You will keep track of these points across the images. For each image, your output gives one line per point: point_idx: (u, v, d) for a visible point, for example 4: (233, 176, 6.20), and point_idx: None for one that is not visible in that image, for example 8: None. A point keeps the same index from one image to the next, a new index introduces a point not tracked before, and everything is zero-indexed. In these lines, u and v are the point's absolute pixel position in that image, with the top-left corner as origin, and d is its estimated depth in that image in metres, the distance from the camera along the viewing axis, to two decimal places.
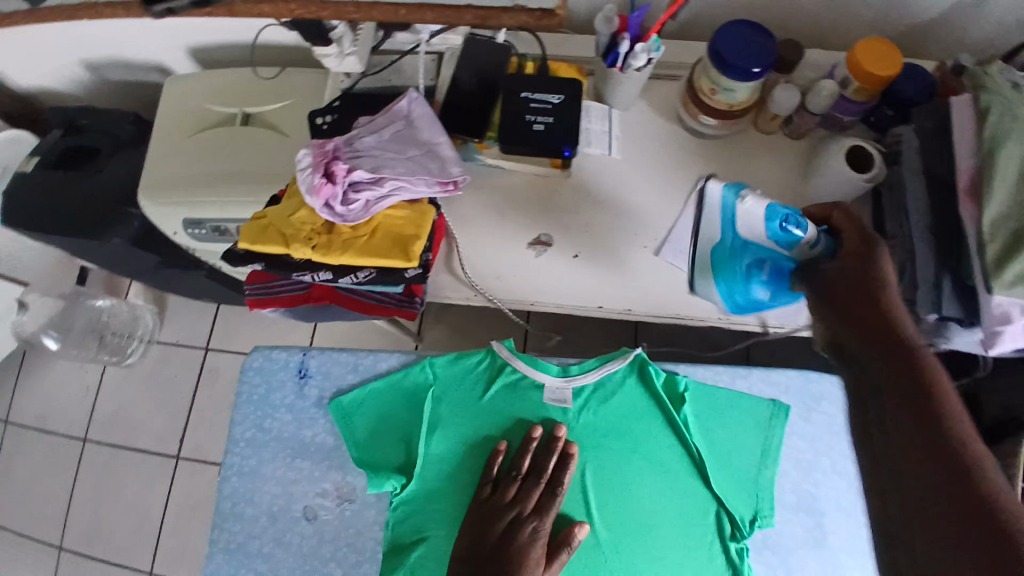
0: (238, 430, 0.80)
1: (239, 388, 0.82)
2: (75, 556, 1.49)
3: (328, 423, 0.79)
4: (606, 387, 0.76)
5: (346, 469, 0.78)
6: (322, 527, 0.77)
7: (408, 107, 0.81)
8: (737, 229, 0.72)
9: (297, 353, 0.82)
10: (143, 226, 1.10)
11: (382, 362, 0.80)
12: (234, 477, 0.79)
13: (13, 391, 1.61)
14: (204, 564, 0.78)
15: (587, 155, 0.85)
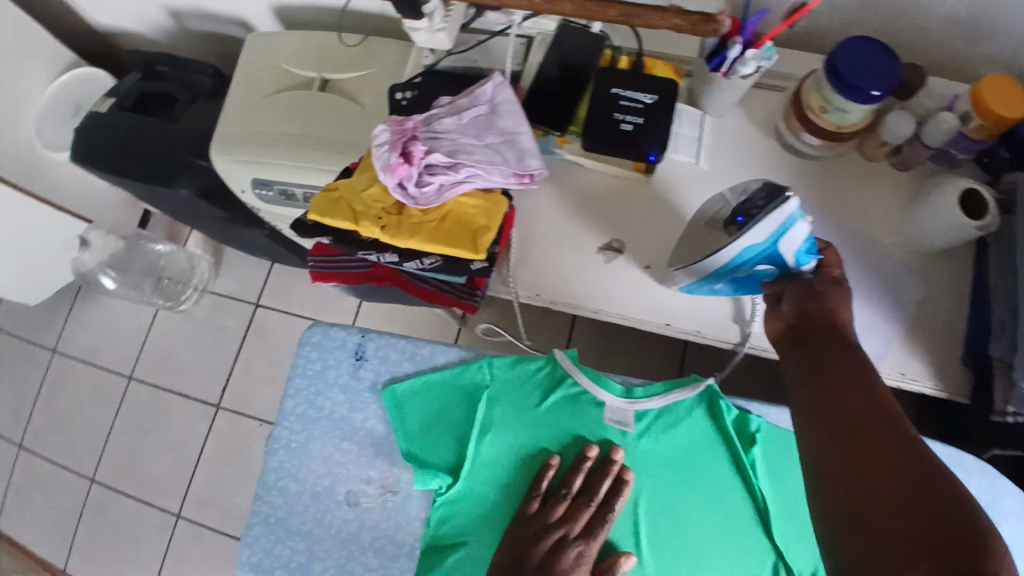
0: (290, 404, 0.80)
1: (295, 361, 0.82)
2: (111, 486, 1.56)
3: (380, 410, 0.79)
4: (671, 415, 0.73)
5: (393, 460, 0.78)
6: (363, 514, 0.78)
7: (492, 92, 0.78)
8: (775, 240, 0.60)
9: (355, 334, 0.81)
10: (211, 180, 1.10)
11: (440, 355, 0.79)
12: (280, 451, 0.80)
13: (66, 321, 1.67)
14: (244, 532, 0.80)
15: (673, 161, 0.81)
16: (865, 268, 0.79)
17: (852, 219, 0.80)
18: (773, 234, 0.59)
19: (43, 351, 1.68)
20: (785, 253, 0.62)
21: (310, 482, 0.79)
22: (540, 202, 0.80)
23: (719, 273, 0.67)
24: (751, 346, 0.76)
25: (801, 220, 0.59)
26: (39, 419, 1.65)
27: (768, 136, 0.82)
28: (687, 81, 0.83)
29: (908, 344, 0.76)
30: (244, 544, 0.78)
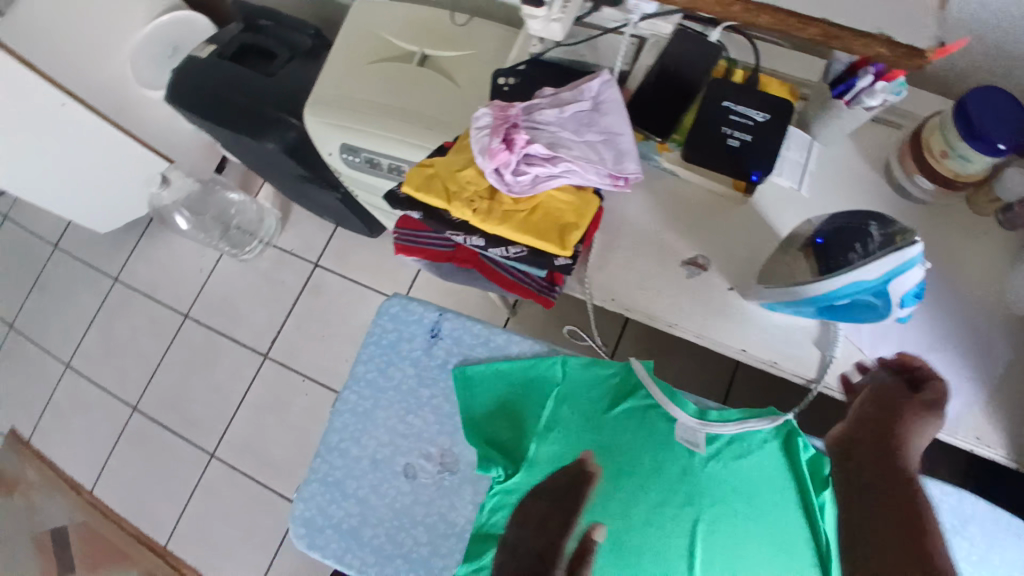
0: (361, 369, 0.86)
1: (371, 330, 0.88)
2: (154, 417, 1.62)
3: (449, 387, 0.84)
4: (744, 443, 0.72)
5: (456, 440, 0.82)
6: (419, 488, 0.82)
7: (597, 89, 0.77)
8: (888, 278, 0.61)
9: (433, 312, 0.86)
10: (298, 138, 1.12)
11: (513, 346, 0.83)
12: (347, 413, 0.86)
13: (131, 253, 1.74)
14: (300, 486, 0.85)
15: (773, 183, 0.79)
16: (959, 321, 0.75)
17: (951, 268, 0.77)
18: (888, 274, 0.60)
19: (106, 278, 1.76)
20: (894, 293, 0.62)
21: (372, 449, 0.84)
22: (629, 207, 0.79)
23: (813, 301, 0.67)
24: (827, 385, 0.74)
25: (918, 266, 0.60)
26: (89, 342, 1.74)
27: (875, 173, 0.79)
28: (801, 105, 0.82)
29: (991, 408, 0.73)
30: (301, 497, 0.84)
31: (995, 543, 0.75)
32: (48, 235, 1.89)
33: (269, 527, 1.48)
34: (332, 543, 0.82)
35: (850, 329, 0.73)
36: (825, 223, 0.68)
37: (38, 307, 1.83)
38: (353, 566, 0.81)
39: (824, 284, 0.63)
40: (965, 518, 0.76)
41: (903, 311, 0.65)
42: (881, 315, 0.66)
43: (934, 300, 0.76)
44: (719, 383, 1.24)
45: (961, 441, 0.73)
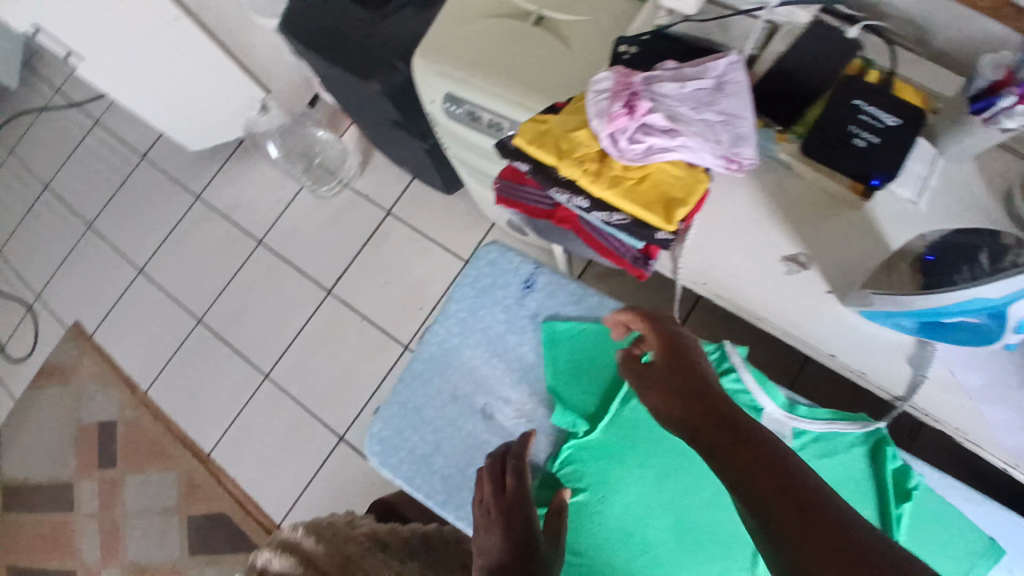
0: (453, 306, 0.90)
1: (468, 271, 0.91)
2: (217, 331, 1.70)
3: (536, 339, 0.87)
4: (831, 443, 0.74)
5: (535, 388, 0.85)
6: (494, 426, 0.86)
7: (723, 69, 0.76)
8: (1011, 300, 0.61)
9: (529, 265, 0.89)
10: (402, 82, 1.13)
11: (604, 309, 0.85)
12: (434, 346, 0.90)
13: (215, 174, 1.81)
14: (380, 406, 0.90)
15: (889, 195, 0.76)
16: None
17: None
18: (1011, 295, 0.60)
19: (189, 194, 1.83)
20: (1011, 317, 0.63)
21: (453, 384, 0.88)
22: (736, 194, 0.78)
23: (923, 314, 0.66)
24: (914, 404, 0.72)
25: None
26: (163, 252, 1.83)
27: (998, 198, 0.76)
28: (931, 117, 0.79)
29: None
30: (381, 416, 0.88)
31: None
32: (138, 145, 1.97)
33: (306, 453, 1.55)
34: (404, 465, 0.87)
35: (945, 350, 0.72)
36: (936, 241, 0.68)
37: (120, 211, 1.93)
38: (419, 490, 0.85)
39: (941, 296, 0.63)
40: None
41: (1014, 337, 0.65)
42: (990, 338, 0.66)
43: None
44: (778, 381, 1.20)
45: None
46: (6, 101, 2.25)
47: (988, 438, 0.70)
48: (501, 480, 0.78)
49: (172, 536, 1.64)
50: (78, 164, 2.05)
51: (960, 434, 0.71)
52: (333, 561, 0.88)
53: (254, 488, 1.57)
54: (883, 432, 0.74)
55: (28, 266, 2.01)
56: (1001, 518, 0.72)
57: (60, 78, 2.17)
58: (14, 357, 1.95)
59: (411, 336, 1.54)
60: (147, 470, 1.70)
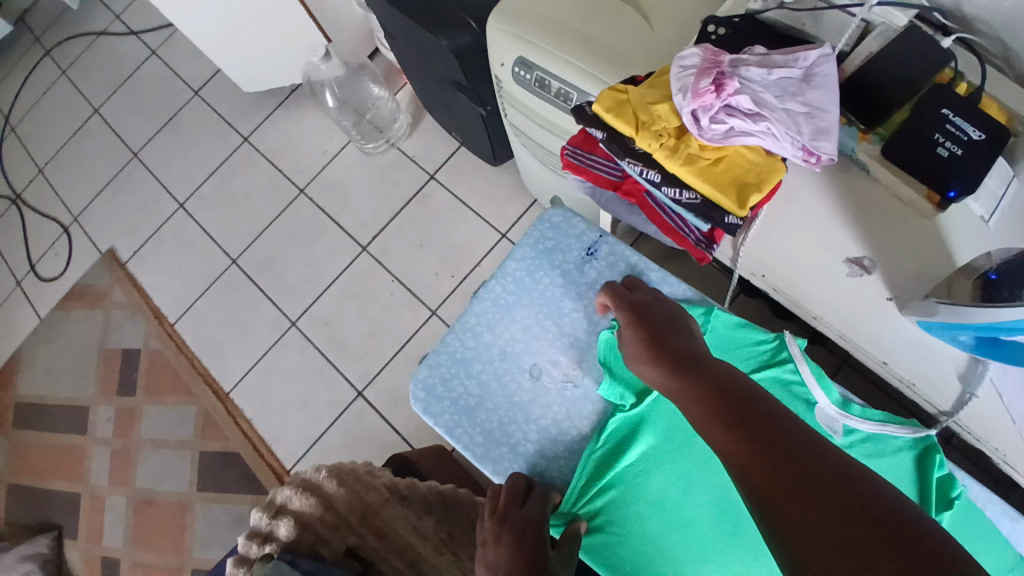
0: (512, 265, 0.89)
1: (531, 231, 0.90)
2: (248, 274, 1.72)
3: (590, 307, 0.86)
4: (879, 445, 0.73)
5: (585, 355, 0.85)
6: (540, 387, 0.84)
7: (813, 60, 0.73)
8: None
9: (594, 232, 0.88)
10: (471, 42, 1.12)
11: (665, 284, 0.84)
12: (489, 301, 0.89)
13: (265, 118, 1.82)
14: (427, 353, 0.89)
15: (963, 209, 0.73)
16: None
17: None
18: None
19: (236, 135, 1.85)
20: None
21: (504, 340, 0.87)
22: (811, 189, 0.77)
23: (979, 328, 0.64)
24: (957, 421, 0.71)
25: None
26: (205, 189, 1.84)
27: None
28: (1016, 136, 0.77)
29: None
30: (427, 362, 0.87)
31: None
32: (191, 81, 1.99)
33: (324, 402, 1.56)
34: (446, 414, 0.85)
35: (997, 371, 0.70)
36: (1003, 262, 0.66)
37: (167, 144, 1.95)
38: (460, 441, 0.84)
39: (995, 311, 0.62)
40: None
41: None
42: None
43: None
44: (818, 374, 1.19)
45: None
46: (65, 24, 2.28)
47: None
48: (521, 492, 0.78)
49: (183, 469, 1.67)
50: (129, 93, 2.06)
51: (999, 456, 0.70)
52: (353, 507, 0.90)
53: (270, 431, 1.60)
54: (934, 439, 0.72)
55: (70, 189, 2.04)
56: None
57: (120, 7, 2.19)
58: (46, 277, 1.98)
59: (441, 301, 1.54)
60: (166, 402, 1.73)
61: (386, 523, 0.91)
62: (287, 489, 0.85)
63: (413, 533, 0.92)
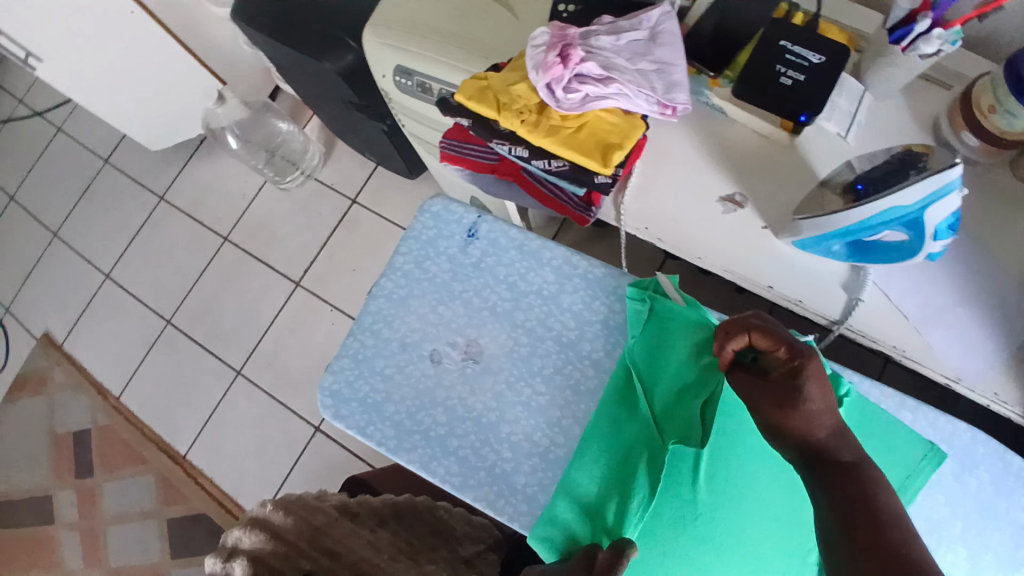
0: (400, 259, 0.84)
1: (412, 224, 0.85)
2: (183, 331, 1.69)
3: (479, 284, 0.81)
4: None
5: (481, 330, 0.79)
6: (442, 372, 0.79)
7: (656, 20, 0.77)
8: (928, 206, 0.61)
9: (472, 213, 0.83)
10: (355, 61, 1.13)
11: (546, 252, 0.80)
12: (382, 298, 0.83)
13: (178, 173, 1.81)
14: (330, 361, 0.82)
15: (820, 129, 0.78)
16: (984, 283, 0.74)
17: (999, 240, 0.76)
18: (926, 199, 0.61)
19: (152, 195, 1.83)
20: (929, 222, 0.63)
21: (403, 332, 0.81)
22: (674, 138, 0.81)
23: (845, 232, 0.67)
24: (849, 327, 0.75)
25: (958, 190, 0.60)
26: (130, 254, 1.81)
27: (922, 128, 0.80)
28: (856, 56, 0.82)
29: (1016, 368, 0.72)
30: (330, 370, 0.81)
31: (1003, 490, 0.67)
32: (100, 149, 1.96)
33: (282, 444, 1.54)
34: (356, 415, 0.79)
35: (878, 276, 0.75)
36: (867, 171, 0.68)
37: (85, 216, 1.91)
38: (373, 439, 0.78)
39: (858, 210, 0.64)
40: (976, 460, 0.68)
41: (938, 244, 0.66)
42: (919, 249, 0.66)
43: (965, 264, 0.75)
44: None
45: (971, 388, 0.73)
46: None
47: (924, 353, 0.73)
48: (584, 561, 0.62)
49: (152, 540, 1.62)
50: (40, 173, 2.02)
51: (898, 353, 0.74)
52: (303, 533, 0.87)
53: (232, 485, 1.56)
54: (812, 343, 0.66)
55: None
56: (940, 423, 0.69)
57: (21, 89, 2.14)
58: None
59: None
60: (123, 475, 1.68)
61: (339, 541, 0.89)
62: (236, 529, 0.81)
63: (366, 545, 0.90)
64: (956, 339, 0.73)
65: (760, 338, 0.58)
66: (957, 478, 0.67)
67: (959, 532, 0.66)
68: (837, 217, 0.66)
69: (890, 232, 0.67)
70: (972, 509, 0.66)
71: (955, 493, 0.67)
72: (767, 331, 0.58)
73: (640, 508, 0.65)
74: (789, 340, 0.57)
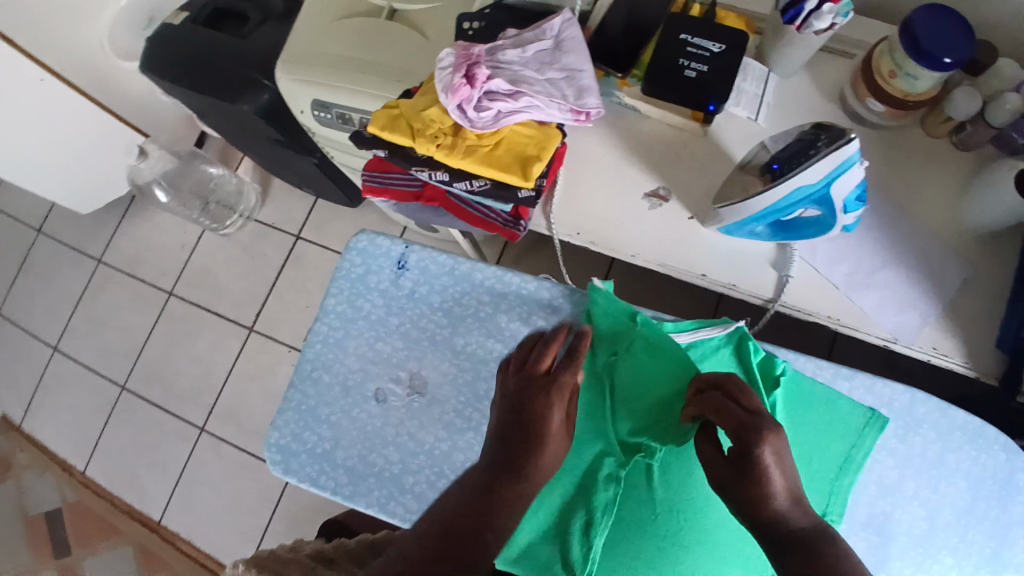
0: (331, 301, 0.81)
1: (340, 263, 0.83)
2: (138, 394, 1.64)
3: (416, 315, 0.80)
4: (696, 351, 0.69)
5: (424, 362, 0.78)
6: (389, 411, 0.78)
7: (559, 27, 0.76)
8: (832, 183, 0.63)
9: (399, 244, 0.81)
10: (273, 99, 1.11)
11: (478, 273, 0.79)
12: (318, 344, 0.81)
13: (114, 233, 1.75)
14: (274, 416, 0.80)
15: (730, 115, 0.80)
16: (902, 240, 0.77)
17: (909, 196, 0.79)
18: (827, 176, 0.62)
19: (90, 259, 1.76)
20: (835, 197, 0.65)
21: (343, 375, 0.79)
22: (592, 143, 0.81)
23: (764, 215, 0.69)
24: (783, 303, 0.76)
25: (858, 164, 0.62)
26: (76, 322, 1.74)
27: (829, 101, 0.82)
28: (757, 38, 0.83)
29: (947, 319, 0.75)
30: (274, 426, 0.79)
31: (950, 445, 0.69)
32: (30, 218, 1.88)
33: (257, 494, 1.51)
34: (308, 466, 0.78)
35: (805, 250, 0.76)
36: (779, 150, 0.69)
37: (21, 289, 1.83)
38: (328, 488, 0.77)
39: (771, 194, 0.65)
40: (919, 419, 0.70)
41: (850, 217, 0.69)
42: (834, 223, 0.69)
43: (883, 227, 0.78)
44: (702, 306, 1.22)
45: (905, 344, 0.75)
46: None
47: (860, 319, 0.76)
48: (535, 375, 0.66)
49: None
50: None
51: (834, 322, 0.76)
52: None
53: (212, 543, 1.52)
54: (744, 328, 0.68)
55: None
56: (878, 388, 0.70)
57: None
58: None
59: None
60: (99, 551, 1.61)
61: None
62: None
63: None
64: (887, 301, 0.76)
65: (712, 414, 0.57)
66: (901, 439, 0.69)
67: (911, 491, 0.69)
68: (754, 202, 0.68)
69: (804, 210, 0.69)
70: (920, 466, 0.69)
71: (902, 454, 0.69)
72: (716, 407, 0.57)
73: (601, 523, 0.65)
74: (737, 419, 0.54)
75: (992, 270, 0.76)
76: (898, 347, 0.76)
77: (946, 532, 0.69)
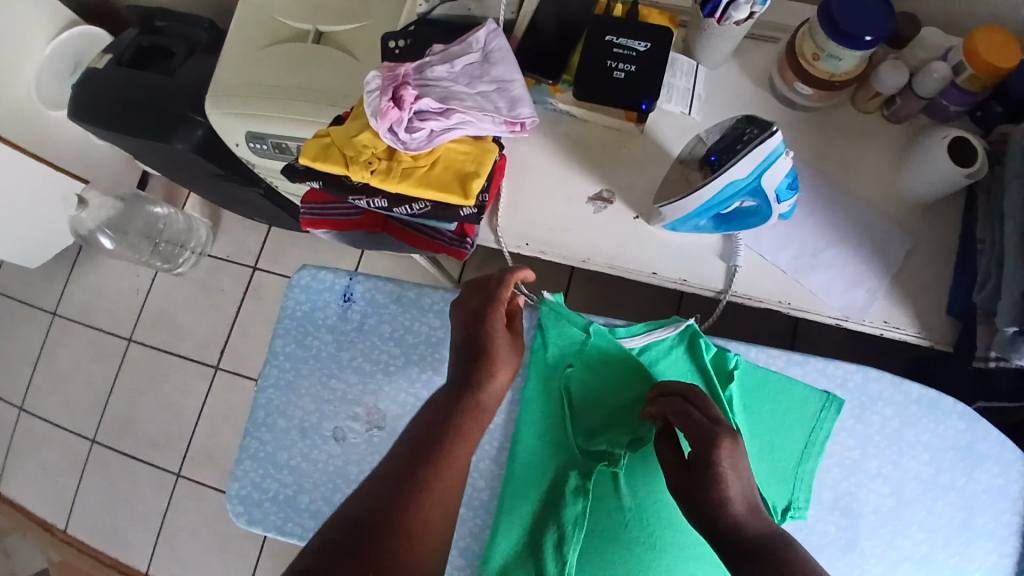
0: (279, 343, 0.80)
1: (284, 302, 0.81)
2: (108, 447, 1.59)
3: (367, 347, 0.78)
4: (650, 354, 0.69)
5: (380, 396, 0.77)
6: (349, 449, 0.77)
7: (484, 38, 0.75)
8: (762, 174, 0.64)
9: (343, 276, 0.80)
10: (207, 134, 1.08)
11: (426, 298, 0.78)
12: (270, 388, 0.79)
13: (65, 283, 1.69)
14: (233, 466, 0.79)
15: (664, 111, 0.80)
16: (842, 218, 0.78)
17: (846, 172, 0.80)
18: (759, 167, 0.63)
19: (43, 313, 1.70)
20: (768, 187, 0.66)
21: (299, 417, 0.78)
22: (531, 152, 0.81)
23: (703, 210, 0.69)
24: (734, 293, 0.77)
25: (784, 155, 0.63)
26: (37, 379, 1.67)
27: (761, 86, 0.83)
28: (683, 31, 0.83)
29: (894, 292, 0.76)
30: (234, 477, 0.78)
31: (907, 419, 0.70)
32: None
33: (241, 535, 1.48)
34: (272, 514, 0.77)
35: (749, 239, 0.77)
36: (714, 142, 0.69)
37: None
38: (295, 533, 0.77)
39: (706, 189, 0.66)
40: (875, 396, 0.71)
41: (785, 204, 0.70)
42: (772, 211, 0.69)
43: (822, 208, 0.79)
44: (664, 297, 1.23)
45: (857, 321, 0.76)
46: None
47: (810, 300, 0.77)
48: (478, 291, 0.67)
49: None
50: None
51: (786, 306, 0.77)
52: None
53: None
54: (695, 326, 0.69)
55: None
56: (833, 370, 0.71)
57: None
58: None
59: None
60: None
61: None
62: None
63: None
64: (835, 281, 0.77)
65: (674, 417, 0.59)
66: (860, 418, 0.71)
67: (875, 468, 0.70)
68: (691, 201, 0.68)
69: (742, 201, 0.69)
70: (881, 441, 0.70)
71: (861, 432, 0.71)
72: (679, 412, 0.58)
73: (574, 539, 0.65)
74: (698, 425, 0.56)
75: (932, 240, 0.77)
76: (851, 324, 0.77)
77: (914, 505, 0.70)
